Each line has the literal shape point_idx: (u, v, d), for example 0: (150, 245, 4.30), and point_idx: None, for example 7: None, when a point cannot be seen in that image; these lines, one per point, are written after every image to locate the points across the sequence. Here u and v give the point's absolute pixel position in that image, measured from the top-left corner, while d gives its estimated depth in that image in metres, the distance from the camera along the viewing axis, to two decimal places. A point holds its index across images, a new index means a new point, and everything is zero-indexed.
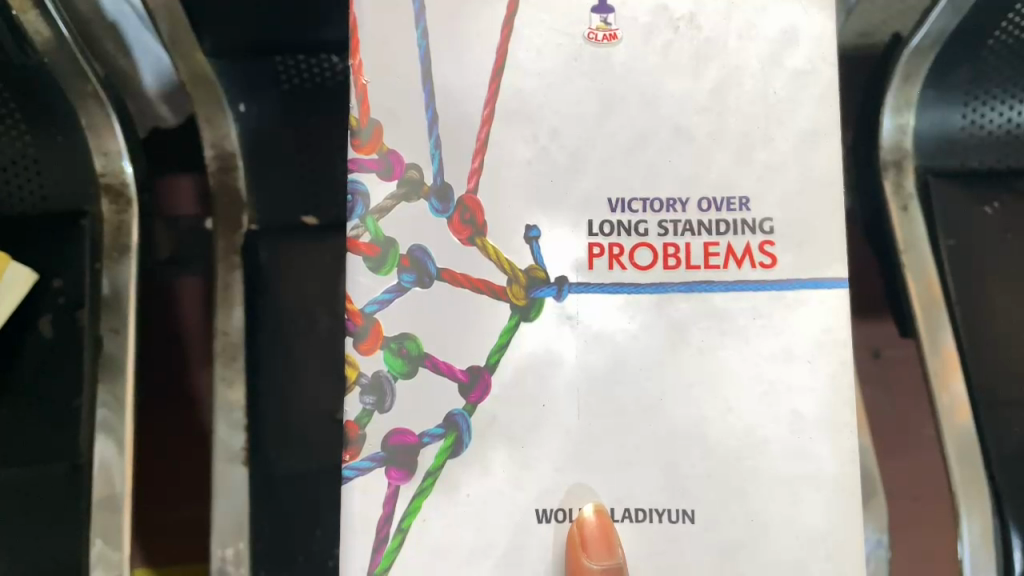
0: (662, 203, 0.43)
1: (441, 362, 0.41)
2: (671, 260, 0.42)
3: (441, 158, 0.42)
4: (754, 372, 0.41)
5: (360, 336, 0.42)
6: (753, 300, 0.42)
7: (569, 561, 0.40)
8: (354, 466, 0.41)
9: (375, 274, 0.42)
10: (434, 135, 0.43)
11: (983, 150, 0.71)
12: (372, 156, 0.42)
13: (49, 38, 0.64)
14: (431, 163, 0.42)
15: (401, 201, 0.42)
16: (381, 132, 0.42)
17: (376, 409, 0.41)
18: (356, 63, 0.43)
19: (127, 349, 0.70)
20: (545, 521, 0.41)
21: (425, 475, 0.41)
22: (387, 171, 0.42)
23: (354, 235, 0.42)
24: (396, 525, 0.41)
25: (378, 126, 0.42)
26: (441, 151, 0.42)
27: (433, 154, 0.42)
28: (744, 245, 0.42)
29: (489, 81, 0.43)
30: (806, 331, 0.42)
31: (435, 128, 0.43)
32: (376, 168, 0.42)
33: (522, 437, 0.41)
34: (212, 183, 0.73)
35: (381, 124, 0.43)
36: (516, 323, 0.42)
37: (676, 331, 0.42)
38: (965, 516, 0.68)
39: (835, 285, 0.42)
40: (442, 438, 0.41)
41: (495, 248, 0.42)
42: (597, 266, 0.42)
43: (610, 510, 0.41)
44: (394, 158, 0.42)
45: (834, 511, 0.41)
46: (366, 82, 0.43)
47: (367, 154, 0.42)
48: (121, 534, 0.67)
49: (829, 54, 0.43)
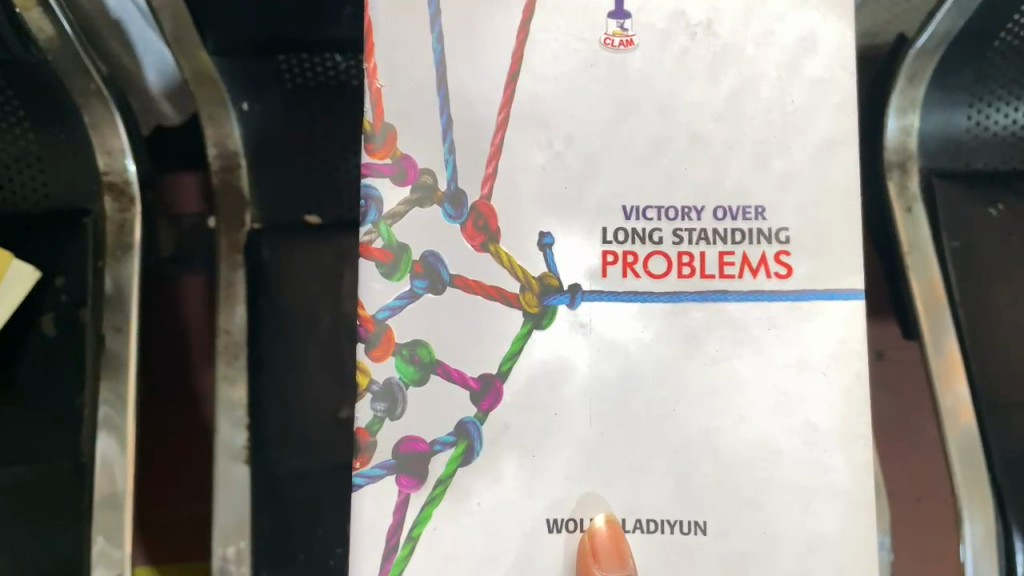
0: (677, 211, 0.43)
1: (453, 369, 0.41)
2: (686, 268, 0.42)
3: (455, 163, 0.42)
4: (767, 382, 0.41)
5: (371, 342, 0.42)
6: (767, 309, 0.42)
7: (580, 571, 0.40)
8: (364, 473, 0.41)
9: (388, 279, 0.42)
10: (448, 139, 0.42)
11: (987, 151, 0.70)
12: (386, 160, 0.42)
13: (53, 36, 0.63)
14: (445, 168, 0.42)
15: (414, 206, 0.42)
16: (394, 136, 0.42)
17: (387, 416, 0.41)
18: (370, 66, 0.43)
19: (130, 347, 0.70)
20: (556, 531, 0.41)
21: (436, 483, 0.41)
22: (400, 175, 0.42)
23: (366, 239, 0.42)
24: (406, 533, 0.41)
25: (391, 131, 0.42)
26: (455, 156, 0.42)
27: (447, 160, 0.42)
28: (759, 255, 0.42)
29: (504, 86, 0.43)
30: (821, 341, 0.42)
31: (449, 132, 0.42)
32: (389, 172, 0.42)
33: (533, 444, 0.41)
34: (215, 181, 0.72)
35: (395, 128, 0.42)
36: (528, 330, 0.42)
37: (689, 339, 0.42)
38: (969, 518, 0.68)
39: (850, 296, 0.42)
40: (453, 446, 0.41)
41: (508, 254, 0.42)
42: (610, 274, 0.42)
43: (622, 520, 0.41)
44: (407, 163, 0.42)
45: (846, 522, 0.41)
46: (380, 85, 0.42)
47: (380, 159, 0.42)
48: (122, 529, 0.67)
49: (847, 61, 0.43)
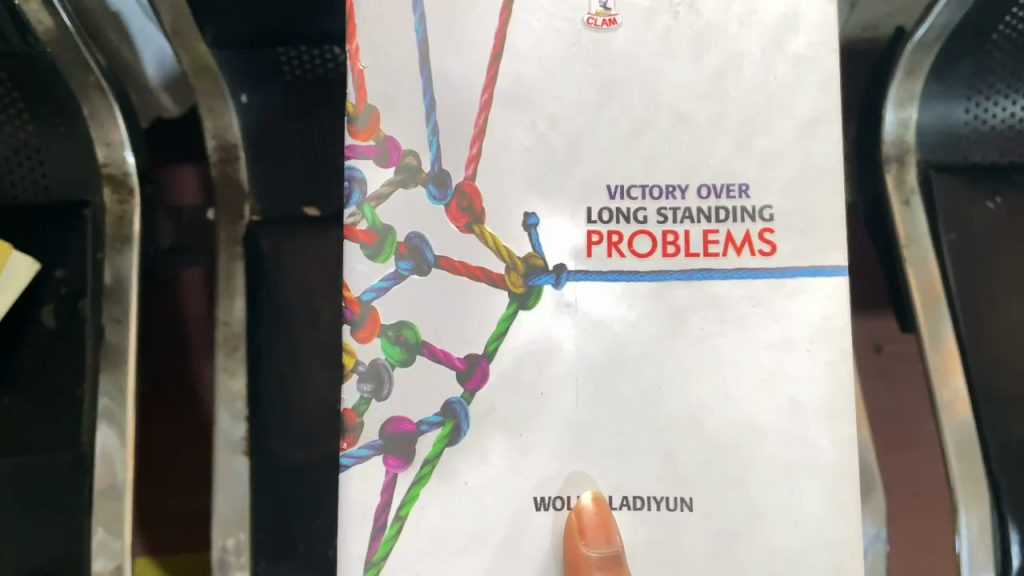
0: (661, 189, 0.44)
1: (439, 350, 0.42)
2: (670, 247, 0.43)
3: (439, 144, 0.43)
4: (750, 361, 0.42)
5: (357, 324, 0.43)
6: (751, 288, 0.43)
7: (567, 548, 0.42)
8: (351, 454, 0.42)
9: (372, 261, 0.43)
10: (431, 120, 0.43)
11: (984, 145, 0.71)
12: (369, 142, 0.43)
13: (52, 28, 0.65)
14: (429, 149, 0.43)
15: (399, 186, 0.43)
16: (377, 118, 0.43)
17: (373, 397, 0.42)
18: (351, 48, 0.44)
19: (129, 338, 0.69)
20: (543, 509, 0.42)
21: (423, 463, 0.42)
22: (384, 157, 0.43)
23: (349, 221, 0.43)
24: (394, 513, 0.42)
25: (374, 113, 0.43)
26: (438, 136, 0.43)
27: (430, 141, 0.43)
28: (743, 233, 0.43)
29: (488, 67, 0.44)
30: (802, 318, 0.43)
31: (433, 113, 0.43)
32: (372, 154, 0.43)
33: (521, 424, 0.42)
34: (215, 173, 0.72)
35: (377, 110, 0.43)
36: (514, 311, 0.43)
37: (674, 318, 0.43)
38: (965, 514, 0.68)
39: (831, 272, 0.43)
40: (440, 426, 0.42)
41: (493, 235, 0.43)
42: (596, 253, 0.43)
43: (608, 498, 0.42)
44: (391, 145, 0.43)
45: (832, 499, 0.42)
46: (363, 66, 0.44)
47: (364, 140, 0.43)
48: (122, 516, 0.66)
49: (830, 39, 0.44)
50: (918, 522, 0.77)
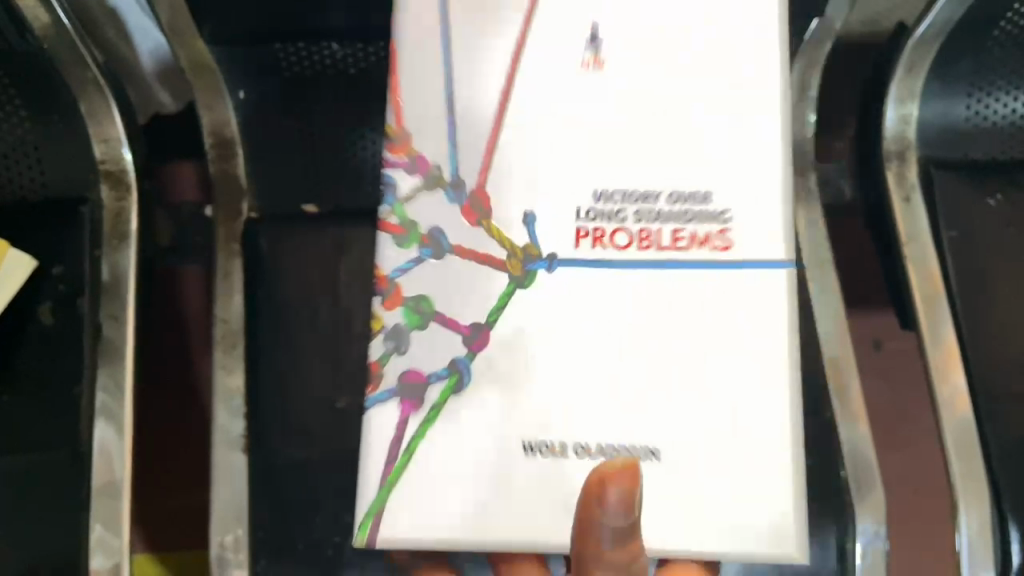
0: (638, 193, 0.48)
1: (449, 318, 0.48)
2: (645, 243, 0.48)
3: (457, 157, 0.49)
4: (716, 344, 0.47)
5: (385, 294, 0.48)
6: (718, 276, 0.48)
7: (588, 494, 0.41)
8: (375, 396, 0.48)
9: (399, 247, 0.49)
10: (451, 131, 0.49)
11: (985, 142, 0.72)
12: (404, 156, 0.49)
13: (48, 24, 0.65)
14: (449, 161, 0.49)
15: (421, 190, 0.49)
16: (410, 142, 0.49)
17: (396, 351, 0.48)
18: (394, 64, 0.50)
19: (127, 333, 0.68)
20: (532, 452, 0.47)
21: (431, 407, 0.47)
22: (414, 168, 0.49)
23: (384, 217, 0.49)
24: (404, 444, 0.47)
25: (408, 137, 0.49)
26: (457, 150, 0.49)
27: (450, 154, 0.49)
28: (705, 232, 0.48)
29: (502, 87, 0.49)
30: (770, 299, 0.47)
31: (454, 131, 0.49)
32: (405, 166, 0.49)
33: (518, 382, 0.47)
34: (215, 172, 0.71)
35: (411, 136, 0.49)
36: (513, 289, 0.48)
37: (657, 286, 0.47)
38: (964, 512, 0.67)
39: (773, 267, 0.48)
40: (446, 377, 0.48)
41: (499, 230, 0.48)
42: (582, 246, 0.48)
43: (568, 444, 0.47)
44: (421, 161, 0.49)
45: None
46: (400, 98, 0.50)
47: (400, 155, 0.50)
48: (123, 512, 0.65)
49: None
50: (926, 518, 0.89)
